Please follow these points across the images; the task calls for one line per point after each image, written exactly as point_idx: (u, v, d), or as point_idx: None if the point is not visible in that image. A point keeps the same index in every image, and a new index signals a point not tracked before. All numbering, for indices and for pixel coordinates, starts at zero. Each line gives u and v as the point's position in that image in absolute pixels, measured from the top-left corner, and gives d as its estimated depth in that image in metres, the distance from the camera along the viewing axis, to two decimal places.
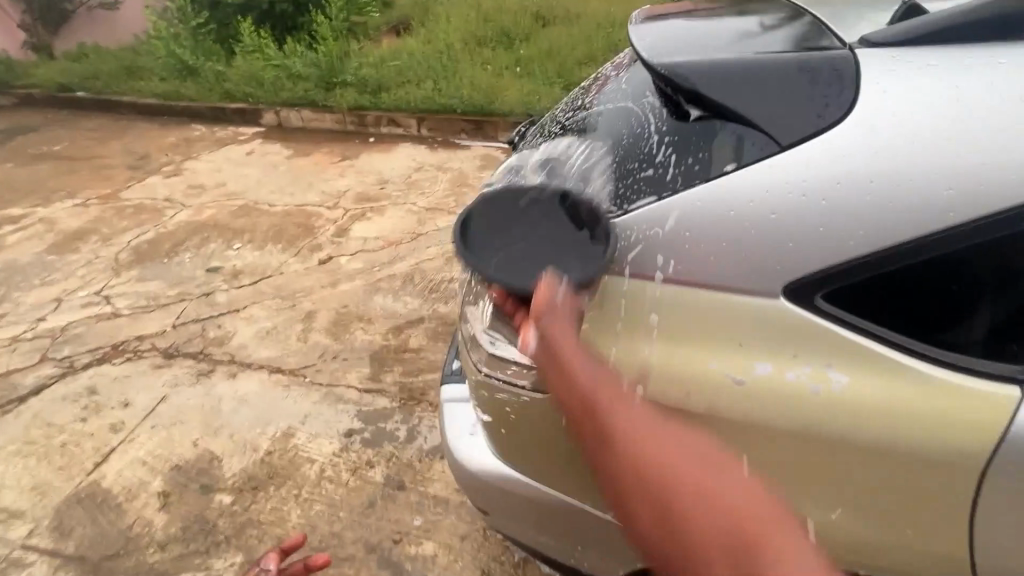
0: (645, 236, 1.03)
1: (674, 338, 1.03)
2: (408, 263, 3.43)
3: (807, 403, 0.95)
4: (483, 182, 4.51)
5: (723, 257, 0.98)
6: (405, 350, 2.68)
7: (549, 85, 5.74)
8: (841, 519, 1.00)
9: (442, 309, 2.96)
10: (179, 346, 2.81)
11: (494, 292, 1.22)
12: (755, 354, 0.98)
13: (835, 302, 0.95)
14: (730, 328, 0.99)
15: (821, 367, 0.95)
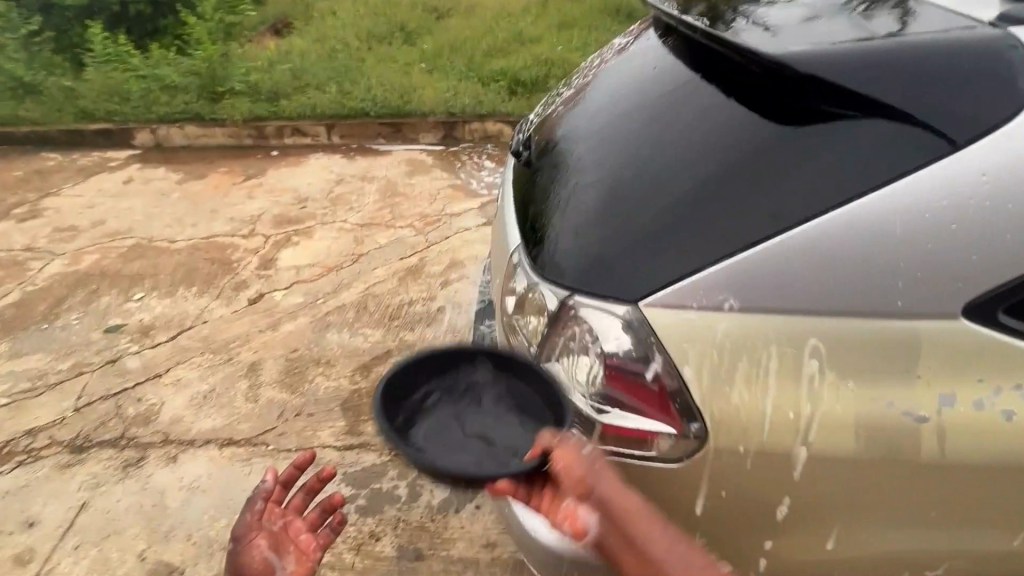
0: (803, 264, 0.92)
1: (845, 375, 0.92)
2: (357, 289, 3.07)
3: (1000, 428, 0.90)
4: (416, 188, 4.19)
5: (889, 281, 0.91)
6: None
7: (464, 80, 5.49)
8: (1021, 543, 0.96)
9: (409, 339, 2.67)
10: (90, 434, 2.27)
11: (587, 347, 1.02)
12: (936, 382, 0.91)
13: (1010, 317, 0.92)
14: (906, 358, 0.91)
15: (1008, 391, 0.90)
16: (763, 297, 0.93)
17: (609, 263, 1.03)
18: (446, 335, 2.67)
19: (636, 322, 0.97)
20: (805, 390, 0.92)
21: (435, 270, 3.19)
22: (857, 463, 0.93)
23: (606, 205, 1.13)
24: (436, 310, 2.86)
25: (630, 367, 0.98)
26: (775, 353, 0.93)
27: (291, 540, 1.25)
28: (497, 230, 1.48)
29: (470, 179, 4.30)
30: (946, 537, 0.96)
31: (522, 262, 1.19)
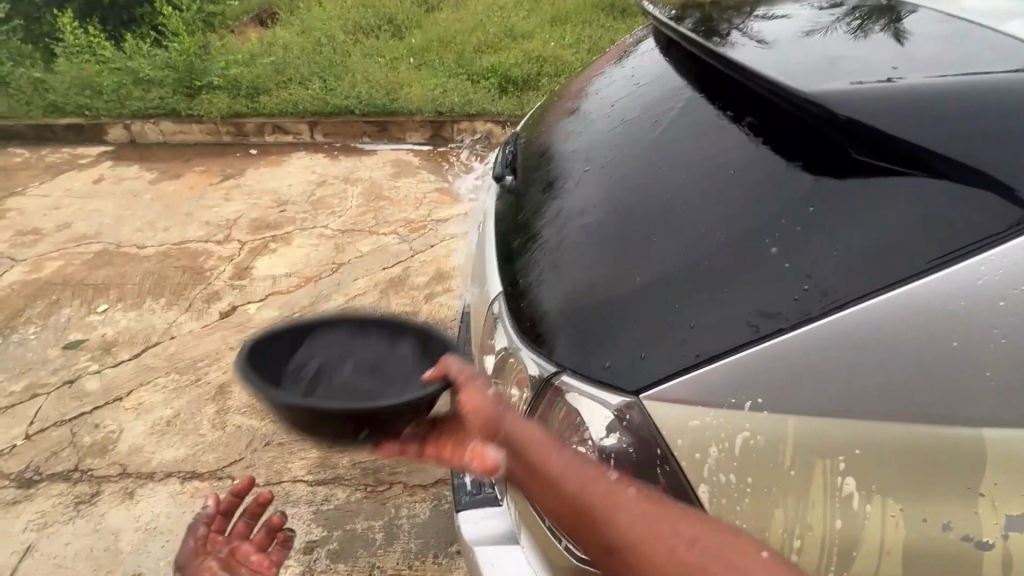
0: (838, 360, 0.80)
1: (888, 491, 0.79)
2: (336, 301, 2.91)
3: None
4: (400, 191, 4.01)
5: (937, 381, 0.79)
6: None
7: (452, 77, 5.30)
8: None
9: None
10: (41, 465, 2.10)
11: (575, 438, 0.88)
12: (994, 502, 0.78)
13: None
14: (958, 471, 0.78)
15: None
16: (793, 396, 0.80)
17: (612, 332, 0.91)
18: None
19: (636, 415, 0.84)
20: (839, 503, 0.79)
21: (418, 281, 3.03)
22: None
23: (604, 262, 1.01)
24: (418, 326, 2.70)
25: (624, 465, 0.84)
26: (806, 461, 0.80)
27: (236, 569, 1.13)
28: (478, 270, 1.32)
29: (458, 182, 4.13)
30: None
31: (502, 315, 1.08)
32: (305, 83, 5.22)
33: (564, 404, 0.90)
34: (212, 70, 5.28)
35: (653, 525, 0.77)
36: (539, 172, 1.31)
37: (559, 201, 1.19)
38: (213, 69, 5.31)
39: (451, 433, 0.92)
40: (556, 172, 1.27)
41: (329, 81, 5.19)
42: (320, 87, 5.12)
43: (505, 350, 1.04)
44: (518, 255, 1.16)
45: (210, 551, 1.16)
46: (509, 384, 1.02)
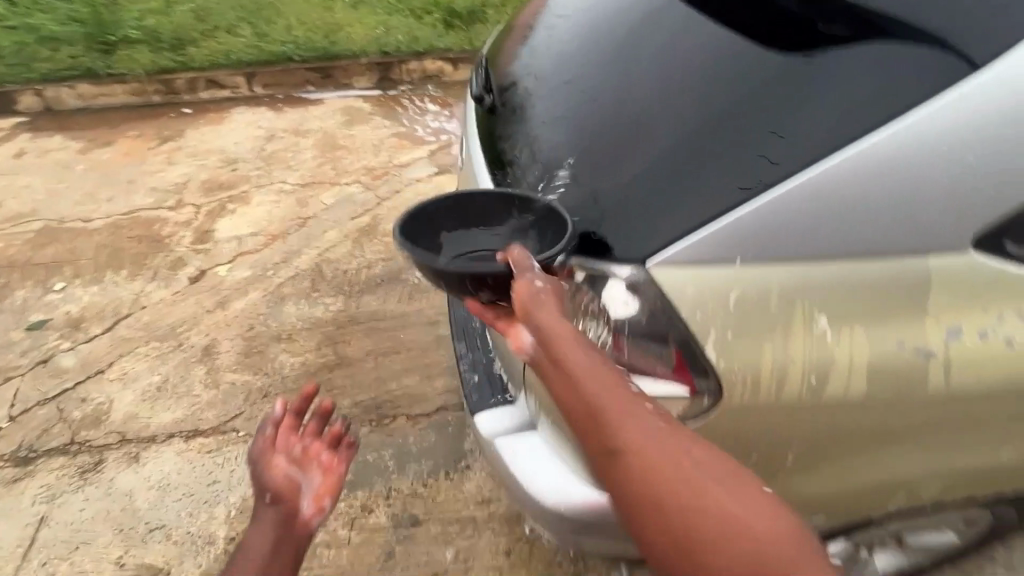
0: (807, 216, 0.90)
1: (853, 323, 0.92)
2: (309, 255, 2.88)
3: (995, 356, 0.95)
4: (356, 139, 3.88)
5: (895, 224, 0.91)
6: (351, 362, 2.27)
7: (394, 13, 5.01)
8: (1005, 453, 1.03)
9: (373, 304, 2.54)
10: (35, 443, 2.08)
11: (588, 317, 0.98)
12: (937, 321, 0.93)
13: (1008, 249, 0.94)
14: (908, 300, 0.92)
15: (1003, 320, 0.95)
16: (771, 252, 0.91)
17: (610, 220, 1.01)
18: (412, 296, 2.56)
19: (645, 285, 0.93)
20: (815, 340, 0.92)
21: (390, 227, 3.01)
22: (863, 406, 0.95)
23: (591, 158, 1.09)
24: (396, 271, 2.72)
25: (635, 334, 0.95)
26: (787, 308, 0.92)
27: (313, 459, 1.25)
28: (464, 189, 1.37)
29: (415, 125, 4.02)
30: (939, 457, 1.02)
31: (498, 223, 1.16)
32: (233, 30, 4.83)
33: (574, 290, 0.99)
34: (125, 23, 4.79)
35: (661, 445, 0.77)
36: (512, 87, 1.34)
37: (537, 111, 1.24)
38: (125, 21, 4.82)
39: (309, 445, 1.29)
40: (532, 81, 1.31)
41: (260, 27, 4.82)
42: (251, 34, 4.75)
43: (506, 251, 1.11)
44: (507, 164, 1.21)
45: (283, 443, 1.26)
46: None
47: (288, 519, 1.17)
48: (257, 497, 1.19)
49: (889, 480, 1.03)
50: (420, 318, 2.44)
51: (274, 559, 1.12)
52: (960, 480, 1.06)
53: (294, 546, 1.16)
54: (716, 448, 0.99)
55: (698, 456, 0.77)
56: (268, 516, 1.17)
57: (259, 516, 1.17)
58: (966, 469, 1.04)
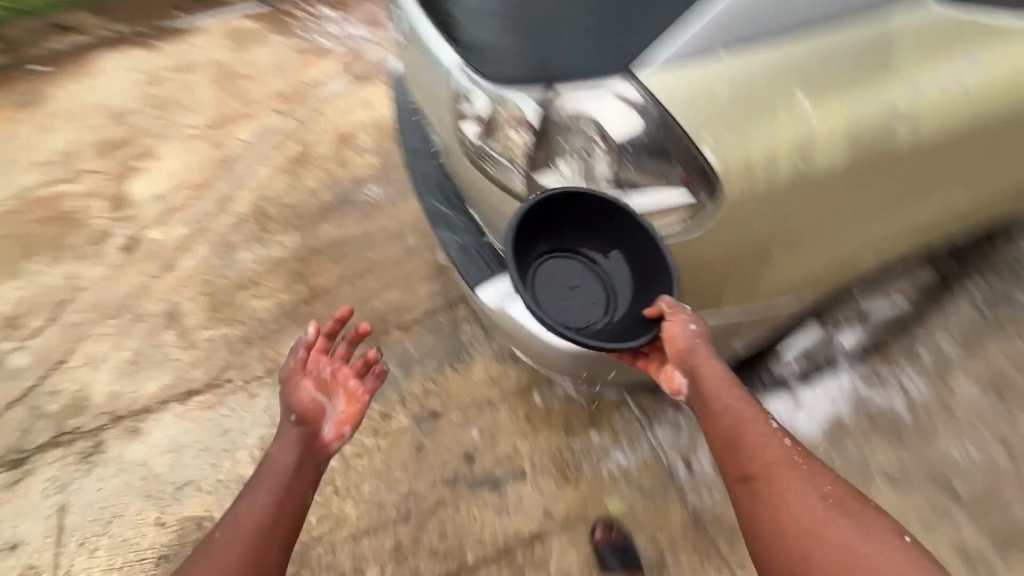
0: (753, 6, 1.06)
1: (816, 96, 1.08)
2: (245, 197, 2.68)
3: (917, 103, 1.13)
4: (253, 58, 3.41)
5: (816, 7, 1.10)
6: (328, 292, 2.25)
7: None
8: (928, 196, 1.27)
9: (331, 231, 2.45)
10: (20, 442, 1.99)
11: (592, 140, 1.08)
12: (870, 83, 1.11)
13: (907, 15, 1.15)
14: (843, 67, 1.10)
15: (918, 73, 1.14)
16: (726, 48, 1.06)
17: (613, 35, 1.08)
18: (369, 214, 2.47)
19: (640, 93, 1.03)
20: (785, 117, 1.06)
21: (324, 151, 2.81)
22: (828, 168, 1.11)
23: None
24: (345, 193, 2.59)
25: (638, 141, 1.05)
26: (757, 92, 1.05)
27: (338, 386, 1.40)
28: (419, 65, 1.31)
29: (315, 33, 3.58)
30: (882, 209, 1.24)
31: (471, 87, 1.13)
32: None
33: (573, 119, 1.07)
34: None
35: (789, 470, 1.02)
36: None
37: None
38: None
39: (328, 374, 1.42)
40: None
41: None
42: None
43: (490, 106, 1.11)
44: (465, 21, 1.19)
45: (314, 365, 1.42)
46: (502, 134, 1.12)
47: (311, 436, 1.34)
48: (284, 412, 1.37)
49: (846, 236, 1.25)
50: (384, 234, 2.38)
51: (294, 472, 1.28)
52: (896, 225, 1.29)
53: (312, 462, 1.32)
54: (727, 241, 1.13)
55: (829, 489, 1.00)
56: (292, 433, 1.33)
57: (285, 430, 1.34)
58: (902, 215, 1.27)
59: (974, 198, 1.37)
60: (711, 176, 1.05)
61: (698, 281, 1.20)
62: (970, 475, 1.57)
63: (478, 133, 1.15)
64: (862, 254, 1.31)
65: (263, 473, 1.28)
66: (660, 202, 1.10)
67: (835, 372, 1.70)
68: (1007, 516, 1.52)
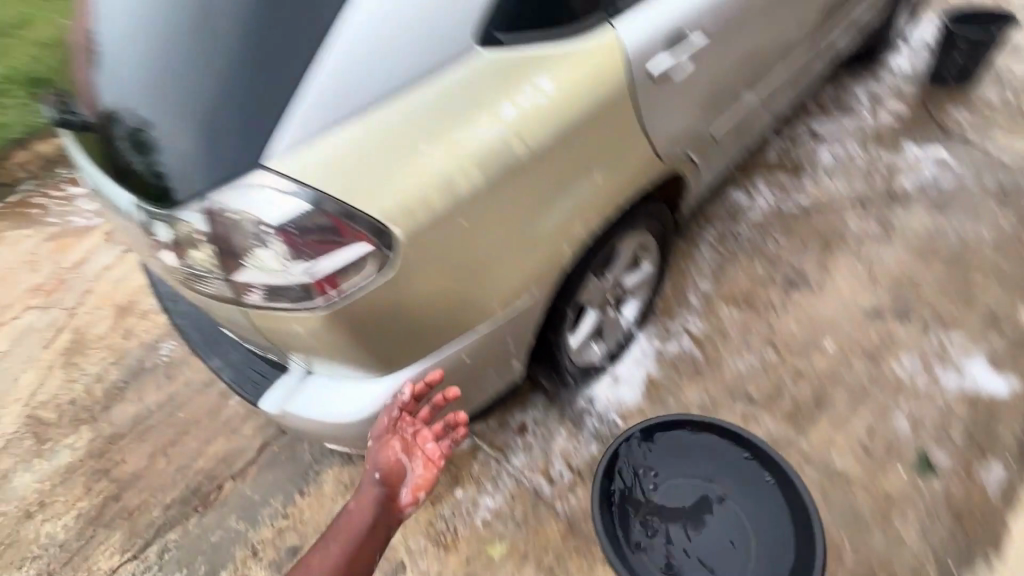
0: (353, 66, 0.86)
1: (436, 137, 0.94)
2: (14, 412, 2.28)
3: (546, 107, 1.05)
4: None
5: (423, 46, 0.92)
6: (137, 479, 1.98)
7: None
8: (602, 174, 1.23)
9: (129, 409, 2.18)
10: None
11: (252, 249, 0.90)
12: (493, 99, 0.99)
13: (512, 32, 1.01)
14: (470, 93, 0.97)
15: (532, 80, 1.03)
16: (344, 112, 0.88)
17: (258, 64, 0.87)
18: (169, 375, 2.26)
19: (274, 178, 0.86)
20: (416, 166, 0.92)
21: (101, 329, 2.48)
22: (486, 205, 1.02)
23: (162, 125, 0.95)
24: (136, 363, 2.33)
25: (298, 227, 0.88)
26: (378, 154, 0.90)
27: (418, 448, 1.11)
28: (111, 218, 1.20)
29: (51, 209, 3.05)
30: (568, 203, 1.18)
31: (146, 212, 0.97)
32: None
33: (228, 222, 0.88)
34: None
35: None
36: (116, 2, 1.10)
37: (142, 25, 1.01)
38: None
39: (402, 434, 1.11)
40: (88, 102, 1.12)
41: None
42: None
43: (151, 245, 1.04)
44: (113, 164, 1.07)
45: (403, 425, 1.13)
46: (183, 252, 0.96)
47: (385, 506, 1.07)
48: (366, 466, 1.10)
49: (544, 242, 1.17)
50: (190, 389, 2.20)
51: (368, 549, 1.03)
52: (595, 211, 1.26)
53: (384, 530, 1.06)
54: (445, 266, 1.02)
55: None
56: (374, 501, 1.06)
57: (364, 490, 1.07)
58: (591, 202, 1.23)
59: (651, 160, 1.37)
60: (363, 227, 0.90)
61: (446, 311, 1.09)
62: (752, 379, 1.84)
63: (163, 241, 0.98)
64: (580, 249, 1.29)
65: (336, 531, 1.05)
66: (343, 263, 0.92)
67: (636, 343, 1.94)
68: (793, 395, 1.80)
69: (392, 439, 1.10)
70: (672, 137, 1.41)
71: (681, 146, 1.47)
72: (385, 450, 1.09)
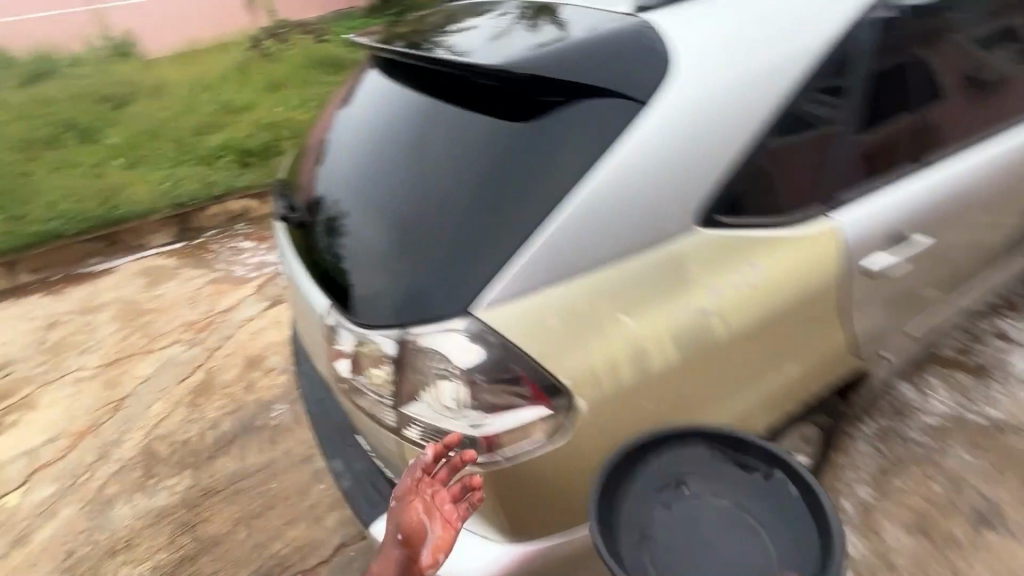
0: (577, 232, 0.86)
1: (639, 310, 0.89)
2: (134, 440, 2.36)
3: (754, 294, 0.98)
4: (150, 283, 3.26)
5: (646, 220, 0.90)
6: (217, 544, 1.96)
7: (156, 124, 4.39)
8: (795, 366, 1.10)
9: (229, 465, 2.22)
10: None
11: (433, 388, 0.88)
12: (702, 279, 0.94)
13: (732, 215, 0.97)
14: (681, 270, 0.93)
15: (743, 265, 0.97)
16: (557, 274, 0.86)
17: (483, 214, 0.90)
18: (274, 440, 2.30)
19: (473, 329, 0.83)
20: (615, 338, 0.88)
21: (228, 376, 2.63)
22: (674, 387, 0.93)
23: (378, 245, 1.00)
24: (248, 419, 2.41)
25: (484, 379, 0.84)
26: (580, 320, 0.86)
27: (436, 511, 0.87)
28: (295, 304, 1.26)
29: (222, 257, 3.47)
30: (754, 393, 1.05)
31: (340, 319, 1.01)
32: None
33: (419, 358, 0.87)
34: None
35: None
36: (360, 120, 1.23)
37: (380, 151, 1.11)
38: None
39: (418, 493, 0.87)
40: (309, 203, 1.23)
41: None
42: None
43: (330, 349, 1.06)
44: (317, 265, 1.14)
45: (421, 487, 0.87)
46: (365, 369, 0.96)
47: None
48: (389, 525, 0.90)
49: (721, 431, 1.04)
50: (289, 460, 2.21)
51: None
52: (779, 404, 1.11)
53: None
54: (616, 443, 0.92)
55: None
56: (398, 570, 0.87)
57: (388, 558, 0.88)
58: (777, 394, 1.09)
59: (845, 356, 1.21)
60: (549, 392, 0.85)
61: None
62: None
63: (347, 351, 0.99)
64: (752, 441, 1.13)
65: None
66: (515, 426, 0.85)
67: None
68: None
69: (409, 501, 0.88)
70: (870, 332, 1.25)
71: (875, 342, 1.31)
72: (406, 515, 0.87)
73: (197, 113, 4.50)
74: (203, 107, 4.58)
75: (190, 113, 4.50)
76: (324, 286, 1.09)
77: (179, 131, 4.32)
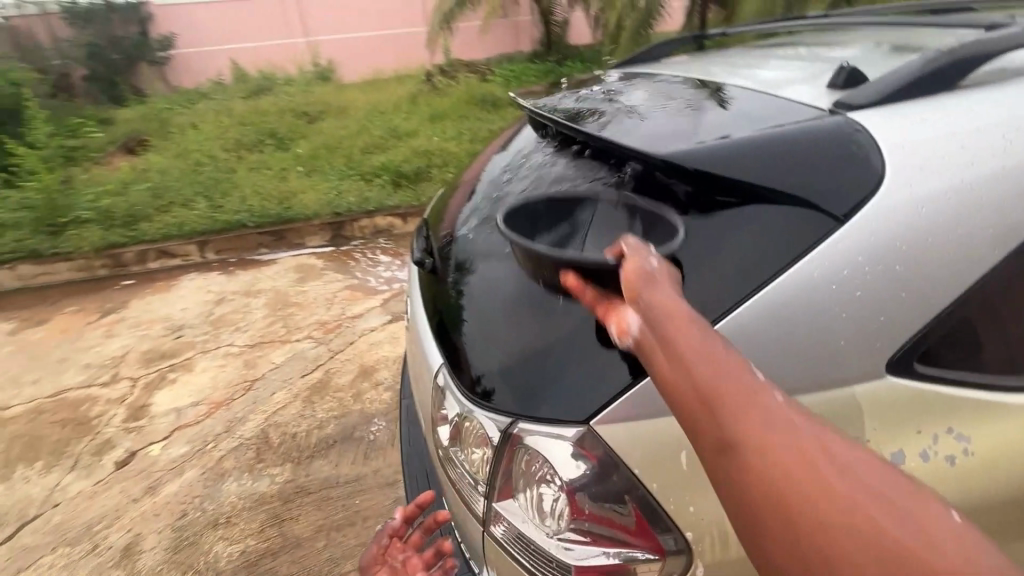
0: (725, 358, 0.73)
1: None
2: (255, 420, 2.62)
3: (956, 477, 0.74)
4: (299, 280, 3.65)
5: (815, 358, 0.74)
6: (297, 545, 2.05)
7: (336, 140, 5.01)
8: None
9: (324, 470, 2.34)
10: None
11: (531, 491, 0.79)
12: (881, 441, 0.74)
13: (933, 366, 0.77)
14: (852, 425, 0.74)
15: (944, 433, 0.75)
16: None
17: None
18: (367, 456, 2.39)
19: (585, 442, 0.75)
20: None
21: (343, 381, 2.81)
22: None
23: (499, 315, 0.96)
24: (350, 428, 2.53)
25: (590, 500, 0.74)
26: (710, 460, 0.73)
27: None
28: (411, 346, 1.28)
29: (361, 267, 3.79)
30: None
31: (449, 382, 0.98)
32: (143, 146, 4.88)
33: (523, 455, 0.79)
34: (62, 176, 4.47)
35: None
36: (506, 177, 1.21)
37: None
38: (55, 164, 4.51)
39: (396, 560, 1.02)
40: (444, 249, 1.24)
41: (187, 153, 4.76)
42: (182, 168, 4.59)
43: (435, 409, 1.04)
44: (439, 315, 1.13)
45: (394, 554, 1.04)
46: (466, 446, 0.91)
47: None
48: None
49: None
50: (376, 480, 2.27)
51: None
52: None
53: None
54: None
55: None
56: None
57: None
58: None
59: None
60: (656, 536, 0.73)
61: None
62: None
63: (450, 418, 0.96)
64: None
65: None
66: (614, 561, 0.74)
67: None
68: None
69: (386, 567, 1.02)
70: None
71: None
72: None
73: (369, 134, 5.06)
74: (374, 129, 5.14)
75: (364, 135, 5.08)
76: (440, 340, 1.08)
77: (351, 148, 4.89)
